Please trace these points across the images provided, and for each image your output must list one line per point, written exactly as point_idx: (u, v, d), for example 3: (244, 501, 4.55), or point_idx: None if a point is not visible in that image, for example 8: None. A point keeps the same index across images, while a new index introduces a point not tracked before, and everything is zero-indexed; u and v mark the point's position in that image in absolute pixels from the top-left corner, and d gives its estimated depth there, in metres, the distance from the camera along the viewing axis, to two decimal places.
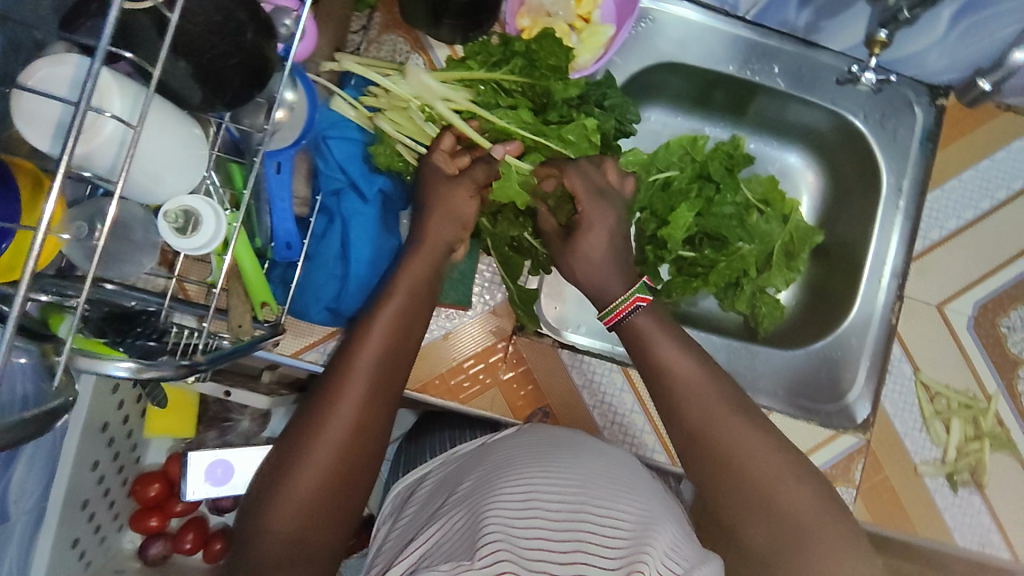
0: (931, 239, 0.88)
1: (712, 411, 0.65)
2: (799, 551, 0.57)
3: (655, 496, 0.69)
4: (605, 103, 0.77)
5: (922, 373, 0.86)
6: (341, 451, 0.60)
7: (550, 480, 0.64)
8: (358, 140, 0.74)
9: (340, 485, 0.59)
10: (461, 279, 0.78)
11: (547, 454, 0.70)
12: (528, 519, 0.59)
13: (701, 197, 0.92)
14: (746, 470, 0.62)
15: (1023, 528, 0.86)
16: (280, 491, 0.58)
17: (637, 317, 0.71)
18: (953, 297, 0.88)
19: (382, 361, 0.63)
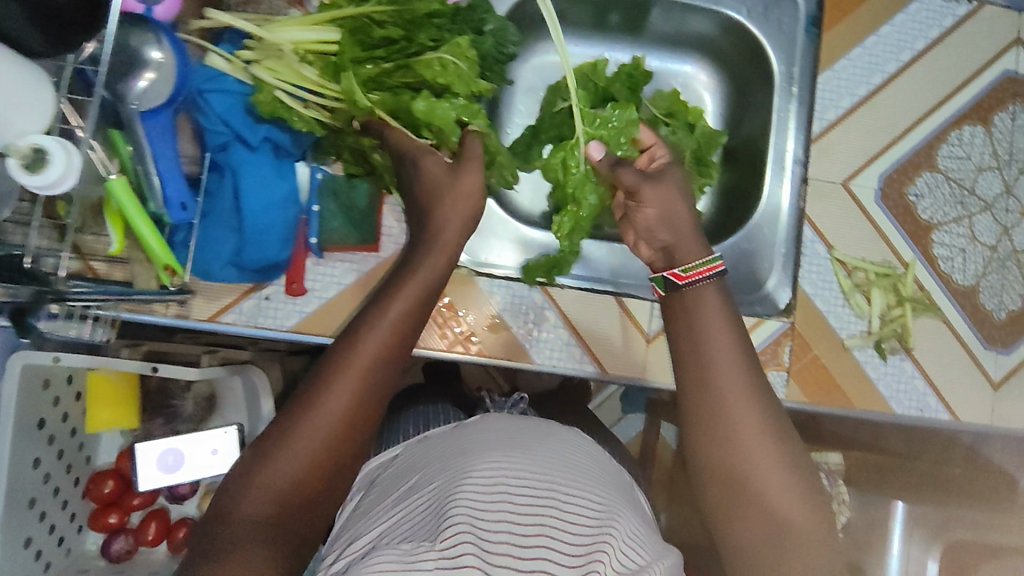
0: (828, 120, 0.90)
1: (726, 377, 0.64)
2: (778, 541, 0.59)
3: (612, 479, 0.70)
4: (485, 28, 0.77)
5: (837, 251, 0.87)
6: (322, 441, 0.60)
7: (520, 456, 0.64)
8: (238, 92, 0.74)
9: (320, 470, 0.60)
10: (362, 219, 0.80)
11: (524, 434, 0.69)
12: (493, 500, 0.59)
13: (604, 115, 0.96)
14: (740, 443, 0.62)
15: (957, 387, 0.88)
16: (260, 470, 0.59)
17: (707, 288, 0.69)
18: (857, 173, 0.89)
19: (381, 360, 0.64)
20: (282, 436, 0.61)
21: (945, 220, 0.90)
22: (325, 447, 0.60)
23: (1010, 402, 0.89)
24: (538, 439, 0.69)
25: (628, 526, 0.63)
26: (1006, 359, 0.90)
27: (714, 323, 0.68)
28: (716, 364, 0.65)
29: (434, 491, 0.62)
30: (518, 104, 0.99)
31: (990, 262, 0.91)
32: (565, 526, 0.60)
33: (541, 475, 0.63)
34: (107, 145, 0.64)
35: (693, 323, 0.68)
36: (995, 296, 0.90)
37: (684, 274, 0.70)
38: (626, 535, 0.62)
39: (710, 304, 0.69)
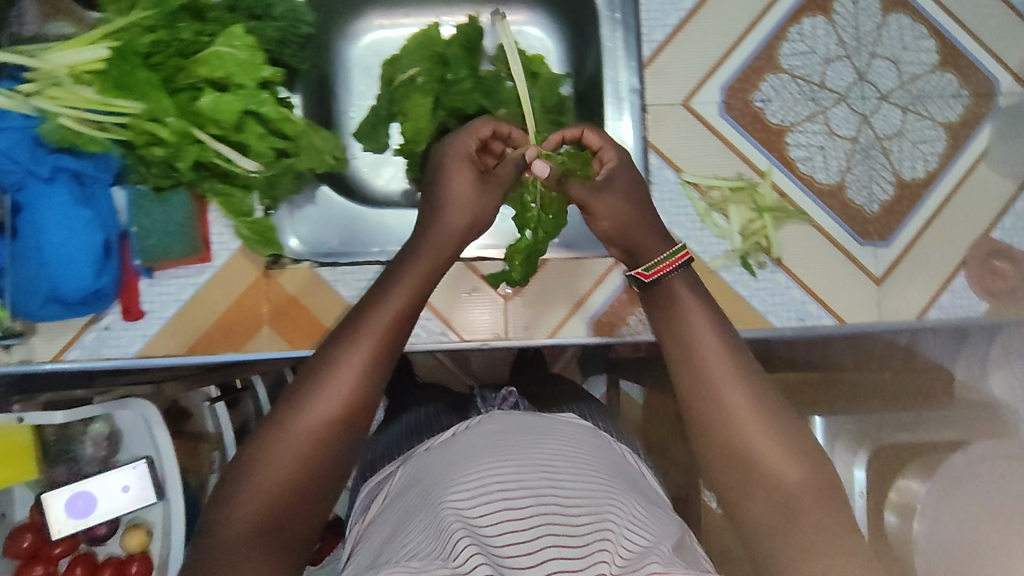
0: (657, 41, 0.87)
1: (710, 364, 0.54)
2: (781, 513, 0.47)
3: (610, 461, 0.71)
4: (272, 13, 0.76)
5: (685, 173, 0.85)
6: (324, 431, 0.49)
7: (507, 461, 0.63)
8: (25, 127, 0.69)
9: (322, 473, 0.49)
10: (179, 230, 0.78)
11: (518, 437, 0.67)
12: (488, 506, 0.59)
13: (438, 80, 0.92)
14: (740, 435, 0.51)
15: (837, 289, 0.85)
16: (257, 468, 0.48)
17: (675, 280, 0.61)
18: (696, 90, 0.86)
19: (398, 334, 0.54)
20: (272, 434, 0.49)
21: (798, 120, 0.87)
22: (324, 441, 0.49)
23: (896, 294, 0.86)
24: (529, 442, 0.67)
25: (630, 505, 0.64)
26: (885, 251, 0.86)
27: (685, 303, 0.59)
28: (696, 347, 0.55)
29: (429, 507, 0.62)
30: (354, 85, 0.95)
31: (853, 154, 0.87)
32: (569, 497, 0.61)
33: (534, 456, 0.65)
34: None
35: (669, 306, 0.59)
36: (863, 189, 0.87)
37: (648, 271, 0.63)
38: (626, 520, 0.61)
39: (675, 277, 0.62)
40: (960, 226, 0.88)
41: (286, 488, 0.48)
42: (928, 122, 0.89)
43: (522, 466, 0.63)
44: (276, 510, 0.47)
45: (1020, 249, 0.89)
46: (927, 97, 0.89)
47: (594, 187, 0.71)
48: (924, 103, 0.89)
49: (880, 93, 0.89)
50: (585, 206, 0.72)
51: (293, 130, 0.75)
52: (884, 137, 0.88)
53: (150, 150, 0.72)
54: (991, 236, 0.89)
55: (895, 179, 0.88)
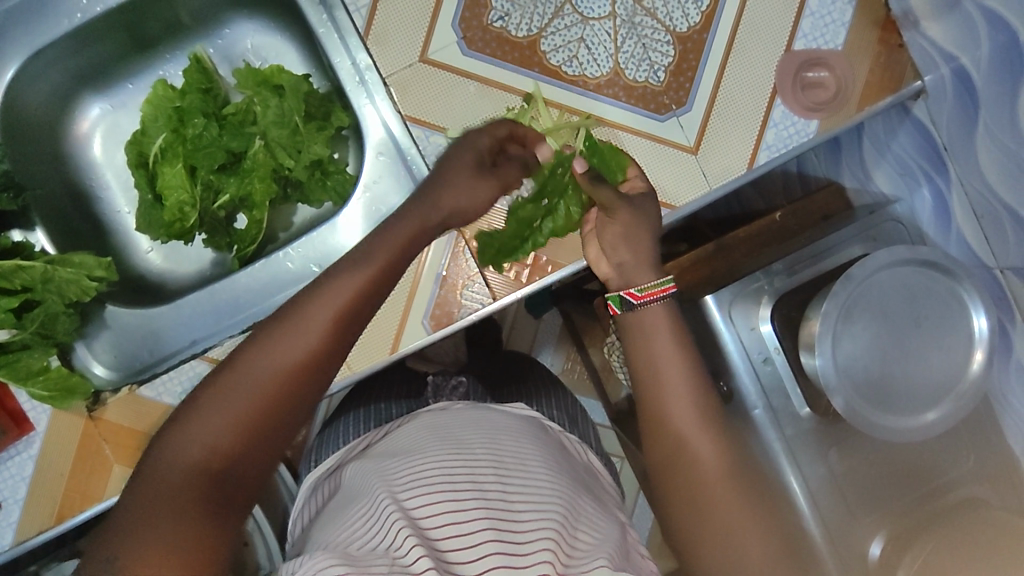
0: (365, 5, 0.79)
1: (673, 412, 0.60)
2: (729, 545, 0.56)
3: (563, 464, 0.71)
4: None
5: (452, 132, 0.79)
6: (278, 390, 0.49)
7: (461, 460, 0.63)
8: None
9: (273, 422, 0.49)
10: None
11: (471, 433, 0.68)
12: (433, 500, 0.59)
13: (185, 139, 0.85)
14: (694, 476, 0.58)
15: (656, 179, 0.79)
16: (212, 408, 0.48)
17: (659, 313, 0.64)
18: (427, 40, 0.79)
19: (355, 313, 0.53)
20: (225, 377, 0.49)
21: (545, 22, 0.80)
22: (275, 395, 0.49)
23: (719, 154, 0.80)
24: (499, 440, 0.68)
25: (578, 506, 0.64)
26: (690, 117, 0.80)
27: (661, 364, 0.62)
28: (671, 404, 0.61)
29: (371, 496, 0.61)
30: (111, 180, 0.91)
31: (617, 31, 0.80)
32: (520, 495, 0.61)
33: (489, 455, 0.65)
34: None
35: (650, 367, 0.63)
36: (642, 63, 0.80)
37: (637, 293, 0.64)
38: (572, 523, 0.61)
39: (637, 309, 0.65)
40: (757, 53, 0.81)
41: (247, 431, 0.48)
42: None
43: (476, 463, 0.63)
44: (223, 459, 0.47)
45: (830, 49, 0.82)
46: None
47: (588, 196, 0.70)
48: None
49: None
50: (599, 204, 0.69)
51: (30, 278, 0.72)
52: None
53: None
54: (795, 49, 0.81)
55: (670, 37, 0.81)
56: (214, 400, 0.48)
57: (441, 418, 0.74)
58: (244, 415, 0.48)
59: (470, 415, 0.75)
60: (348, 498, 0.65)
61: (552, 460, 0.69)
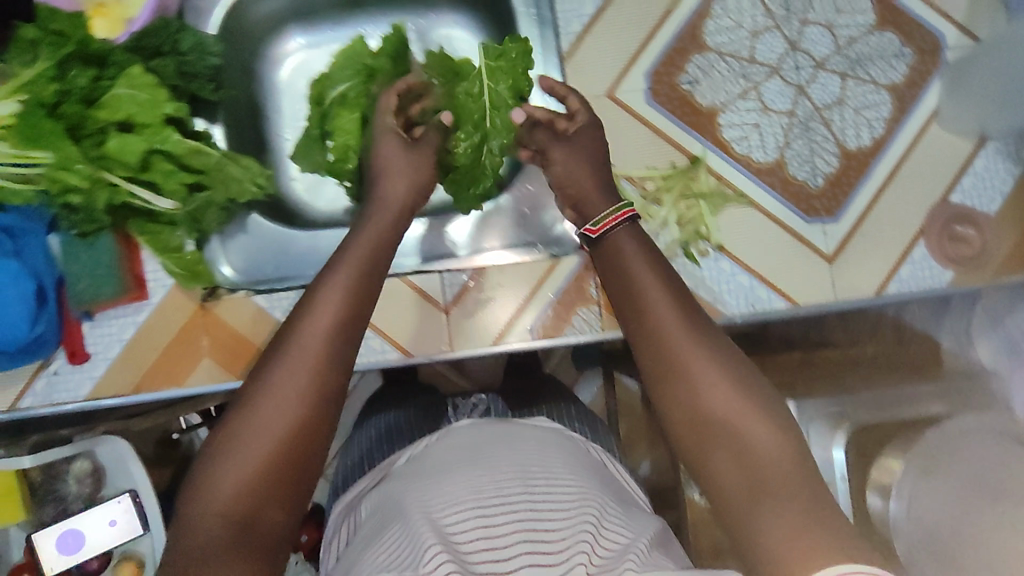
0: (575, 32, 0.84)
1: (675, 335, 0.55)
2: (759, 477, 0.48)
3: (593, 478, 0.72)
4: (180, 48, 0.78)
5: (615, 166, 0.82)
6: (285, 438, 0.51)
7: (488, 478, 0.64)
8: None
9: (291, 464, 0.51)
10: (108, 271, 0.77)
11: (489, 450, 0.70)
12: (464, 517, 0.60)
13: (367, 93, 0.91)
14: (707, 405, 0.52)
15: (787, 269, 0.82)
16: (232, 453, 0.51)
17: (621, 235, 0.64)
18: (620, 79, 0.83)
19: (339, 341, 0.56)
20: (237, 420, 0.52)
21: (729, 98, 0.84)
22: (291, 436, 0.52)
23: (852, 271, 0.82)
24: (512, 456, 0.68)
25: (605, 513, 0.65)
26: (835, 228, 0.83)
27: (651, 302, 0.57)
28: (662, 340, 0.55)
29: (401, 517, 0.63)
30: (283, 107, 0.96)
31: (791, 128, 0.84)
32: (544, 507, 0.62)
33: (514, 474, 0.65)
34: None
35: (636, 309, 0.58)
36: (805, 164, 0.83)
37: (593, 226, 0.66)
38: (600, 530, 0.62)
39: (630, 253, 0.63)
40: (913, 192, 0.84)
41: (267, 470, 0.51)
42: (871, 85, 0.86)
43: (502, 481, 0.64)
44: (253, 501, 0.50)
45: (982, 211, 0.85)
46: (867, 60, 0.86)
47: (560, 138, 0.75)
48: (865, 67, 0.86)
49: (816, 61, 0.85)
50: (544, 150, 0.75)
51: (205, 162, 0.76)
52: (823, 107, 0.85)
53: (63, 199, 0.73)
54: (949, 200, 0.84)
55: (838, 150, 0.84)
56: (226, 457, 0.51)
57: (454, 437, 0.75)
58: (264, 458, 0.51)
59: (488, 429, 0.75)
60: (379, 518, 0.67)
61: (579, 473, 0.69)
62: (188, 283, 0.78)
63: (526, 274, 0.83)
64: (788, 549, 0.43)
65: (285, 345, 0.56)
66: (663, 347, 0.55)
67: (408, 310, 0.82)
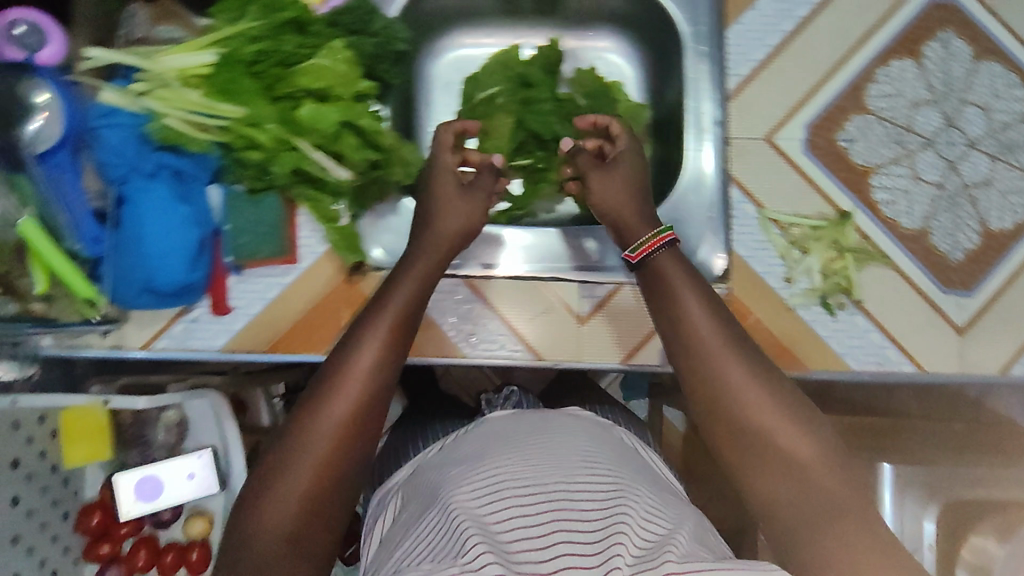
0: (743, 75, 0.85)
1: (724, 364, 0.62)
2: (818, 504, 0.56)
3: (632, 469, 0.72)
4: (365, 29, 0.77)
5: (766, 208, 0.84)
6: (322, 466, 0.59)
7: (524, 467, 0.65)
8: (131, 124, 0.74)
9: (332, 487, 0.59)
10: (270, 232, 0.79)
11: (524, 436, 0.72)
12: (502, 509, 0.60)
13: (520, 99, 0.94)
14: (761, 425, 0.59)
15: (917, 334, 0.83)
16: (279, 478, 0.58)
17: (661, 256, 0.71)
18: (780, 125, 0.85)
19: (379, 373, 0.64)
20: (283, 447, 0.60)
21: (882, 161, 0.85)
22: (329, 467, 0.59)
23: (980, 347, 0.84)
24: (547, 447, 0.70)
25: (641, 501, 0.65)
26: (969, 302, 0.84)
27: (703, 329, 0.64)
28: (715, 366, 0.62)
29: (437, 507, 0.64)
30: (434, 98, 1.00)
31: (938, 201, 0.85)
32: (579, 498, 0.62)
33: (550, 464, 0.66)
34: (8, 190, 0.70)
35: (687, 336, 0.65)
36: (948, 237, 0.85)
37: (632, 252, 0.74)
38: (638, 517, 0.62)
39: (677, 279, 0.69)
40: None
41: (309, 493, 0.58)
42: (1017, 173, 0.86)
43: (536, 472, 0.64)
44: (302, 520, 0.57)
45: None
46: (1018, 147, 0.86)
47: (599, 167, 0.83)
48: (1015, 153, 0.86)
49: (968, 140, 0.86)
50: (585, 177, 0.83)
51: (383, 141, 0.78)
52: (972, 185, 0.86)
53: (246, 154, 0.75)
54: None
55: (981, 228, 0.85)
56: (280, 476, 0.58)
57: (485, 428, 0.78)
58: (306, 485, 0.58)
59: (525, 421, 0.78)
60: (419, 507, 0.69)
61: (623, 468, 0.70)
62: (347, 256, 0.80)
63: None
64: (841, 562, 0.52)
65: (325, 378, 0.64)
66: (714, 373, 0.62)
67: (541, 314, 0.84)
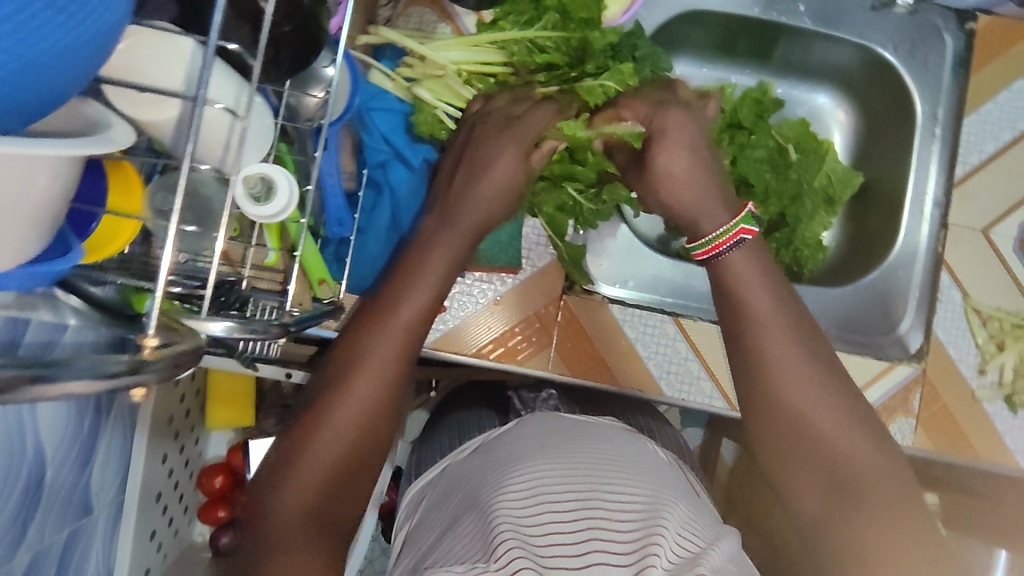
0: (971, 164, 0.88)
1: (770, 355, 0.62)
2: (845, 490, 0.58)
3: (665, 473, 0.71)
4: (636, 54, 0.75)
5: (972, 299, 0.86)
6: (349, 439, 0.57)
7: (556, 473, 0.65)
8: (400, 111, 0.74)
9: (354, 462, 0.58)
10: (510, 241, 0.81)
11: (559, 438, 0.71)
12: (541, 514, 0.61)
13: (734, 144, 0.92)
14: (802, 414, 0.60)
15: None
16: (301, 460, 0.56)
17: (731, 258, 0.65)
18: (997, 221, 0.87)
19: (410, 347, 0.61)
20: (307, 423, 0.58)
21: None
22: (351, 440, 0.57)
23: None
24: (571, 446, 0.69)
25: (682, 512, 0.64)
26: None
27: (767, 330, 0.62)
28: (767, 398, 0.61)
29: (477, 512, 0.63)
30: None
31: None
32: (612, 505, 0.62)
33: (582, 468, 0.65)
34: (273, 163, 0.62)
35: (744, 363, 0.63)
36: None
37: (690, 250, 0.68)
38: (677, 526, 0.61)
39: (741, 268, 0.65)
40: None
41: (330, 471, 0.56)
42: None
43: (570, 473, 0.64)
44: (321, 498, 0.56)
45: None
46: None
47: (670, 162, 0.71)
48: None
49: None
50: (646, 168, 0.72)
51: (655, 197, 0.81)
52: None
53: None
54: None
55: None
56: (303, 452, 0.56)
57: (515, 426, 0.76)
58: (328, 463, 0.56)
59: (561, 425, 0.75)
60: (454, 506, 0.68)
61: (660, 476, 0.69)
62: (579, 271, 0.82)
63: (857, 362, 0.84)
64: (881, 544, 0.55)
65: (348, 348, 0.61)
66: (764, 354, 0.62)
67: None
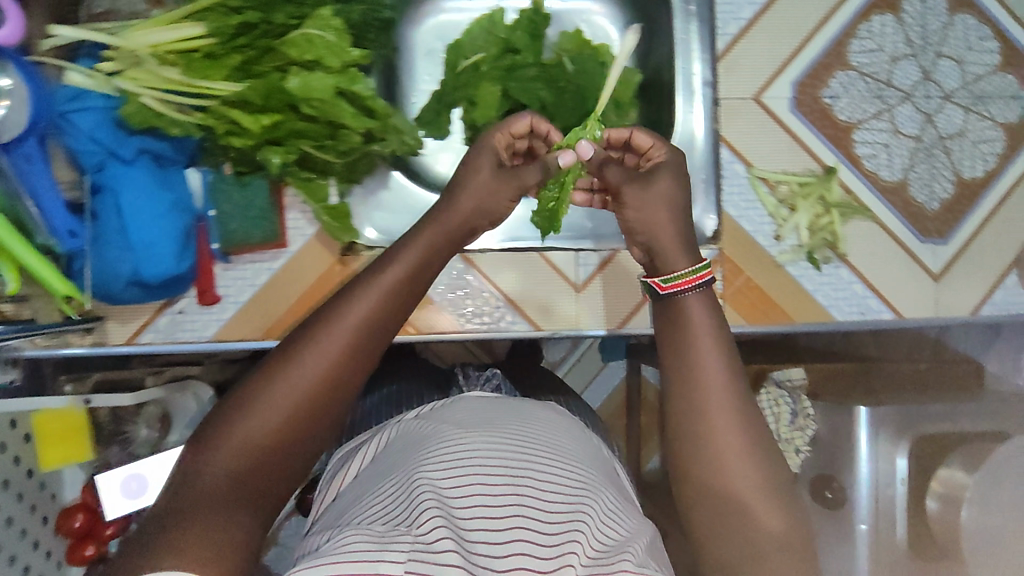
0: (731, 34, 0.86)
1: (711, 392, 0.55)
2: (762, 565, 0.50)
3: (597, 462, 0.59)
4: None
5: (754, 167, 0.86)
6: (297, 411, 0.51)
7: (492, 440, 0.52)
8: (103, 107, 0.70)
9: (290, 436, 0.51)
10: (261, 215, 0.78)
11: (496, 413, 0.58)
12: (468, 485, 0.48)
13: (505, 68, 0.90)
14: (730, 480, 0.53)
15: (894, 282, 0.86)
16: (235, 427, 0.50)
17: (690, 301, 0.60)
18: (768, 85, 0.86)
19: (373, 327, 0.56)
20: (238, 398, 0.51)
21: (865, 117, 0.87)
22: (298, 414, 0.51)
23: (952, 292, 0.87)
24: (508, 419, 0.57)
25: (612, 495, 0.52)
26: (943, 249, 0.88)
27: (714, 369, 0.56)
28: (708, 410, 0.54)
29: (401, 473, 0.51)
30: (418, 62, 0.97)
31: (916, 154, 0.88)
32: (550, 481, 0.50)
33: (519, 437, 0.53)
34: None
35: (695, 387, 0.55)
36: (924, 187, 0.88)
37: (664, 283, 0.61)
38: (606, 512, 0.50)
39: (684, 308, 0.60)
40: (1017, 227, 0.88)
41: (251, 451, 0.49)
42: (988, 122, 0.88)
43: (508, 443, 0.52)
44: (248, 466, 0.49)
45: None
46: (989, 98, 0.88)
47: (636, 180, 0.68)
48: (986, 104, 0.88)
49: (945, 93, 0.88)
50: (619, 192, 0.69)
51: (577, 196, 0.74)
52: (948, 137, 0.88)
53: (227, 136, 0.71)
54: None
55: (955, 178, 0.88)
56: (234, 419, 0.50)
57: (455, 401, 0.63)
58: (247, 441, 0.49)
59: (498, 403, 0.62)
60: (376, 477, 0.56)
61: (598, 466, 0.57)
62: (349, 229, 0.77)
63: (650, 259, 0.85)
64: None
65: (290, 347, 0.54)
66: (708, 399, 0.55)
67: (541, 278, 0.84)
